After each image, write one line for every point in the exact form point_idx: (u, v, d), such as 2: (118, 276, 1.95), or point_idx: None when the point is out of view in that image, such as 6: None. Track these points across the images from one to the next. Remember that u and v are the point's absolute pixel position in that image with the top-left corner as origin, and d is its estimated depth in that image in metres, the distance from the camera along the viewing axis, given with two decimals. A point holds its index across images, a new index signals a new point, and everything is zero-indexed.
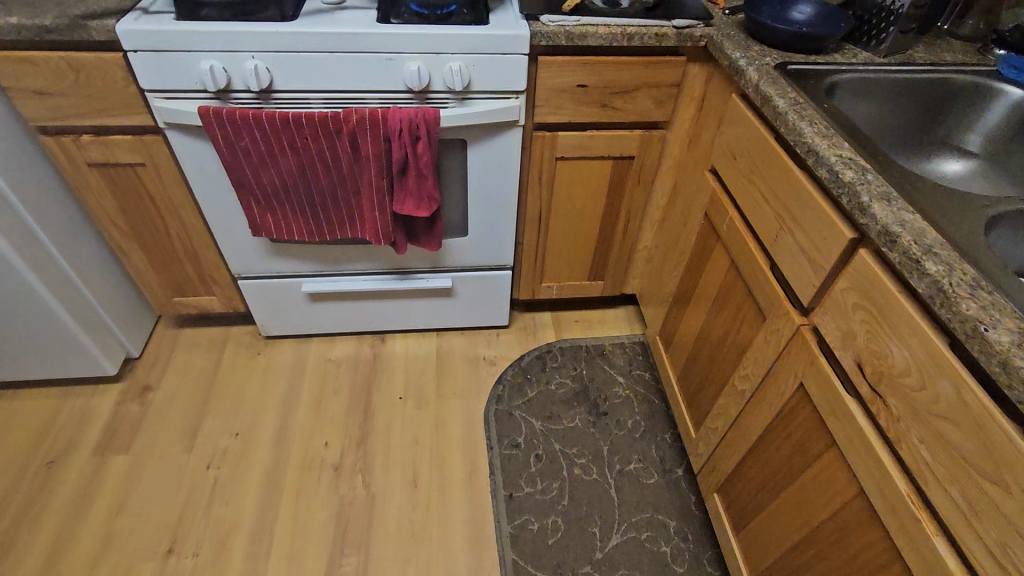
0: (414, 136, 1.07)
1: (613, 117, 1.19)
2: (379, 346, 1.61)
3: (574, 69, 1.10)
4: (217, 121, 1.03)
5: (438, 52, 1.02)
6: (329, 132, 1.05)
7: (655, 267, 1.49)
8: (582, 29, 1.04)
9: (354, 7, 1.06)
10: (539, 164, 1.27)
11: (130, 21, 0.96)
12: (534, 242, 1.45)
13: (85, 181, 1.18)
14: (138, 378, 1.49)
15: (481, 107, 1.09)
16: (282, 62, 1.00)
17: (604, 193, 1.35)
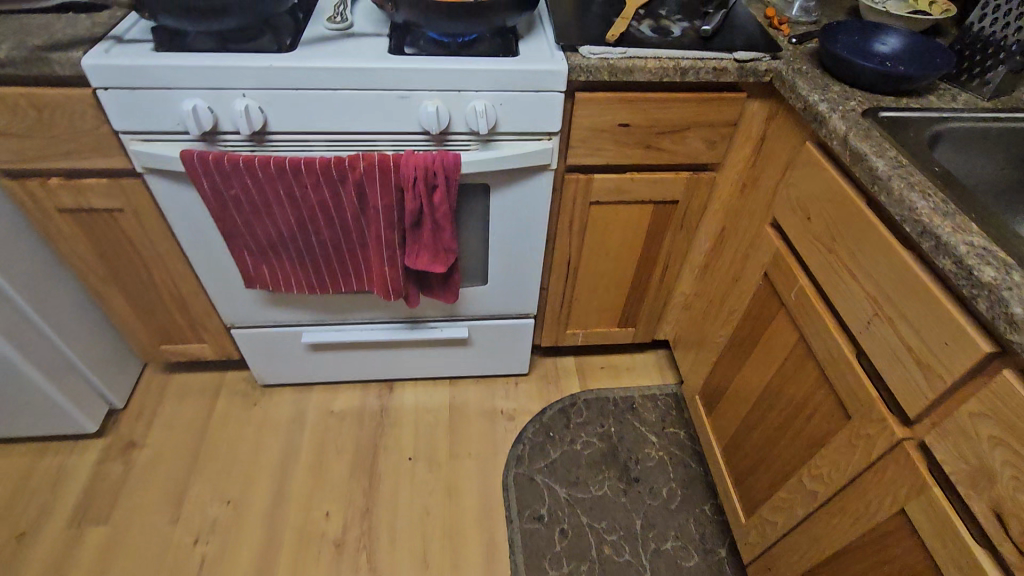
0: (431, 184, 0.92)
1: (658, 158, 1.04)
2: (386, 396, 1.47)
3: (616, 107, 0.95)
4: (203, 168, 0.89)
5: (460, 90, 0.87)
6: (333, 181, 0.91)
7: (695, 317, 1.34)
8: (629, 63, 0.89)
9: (364, 35, 0.91)
10: (571, 209, 1.12)
11: (99, 53, 0.81)
12: (560, 289, 1.31)
13: (56, 228, 1.04)
14: (122, 433, 1.36)
15: (508, 150, 0.94)
16: (277, 100, 0.85)
17: (641, 239, 1.20)
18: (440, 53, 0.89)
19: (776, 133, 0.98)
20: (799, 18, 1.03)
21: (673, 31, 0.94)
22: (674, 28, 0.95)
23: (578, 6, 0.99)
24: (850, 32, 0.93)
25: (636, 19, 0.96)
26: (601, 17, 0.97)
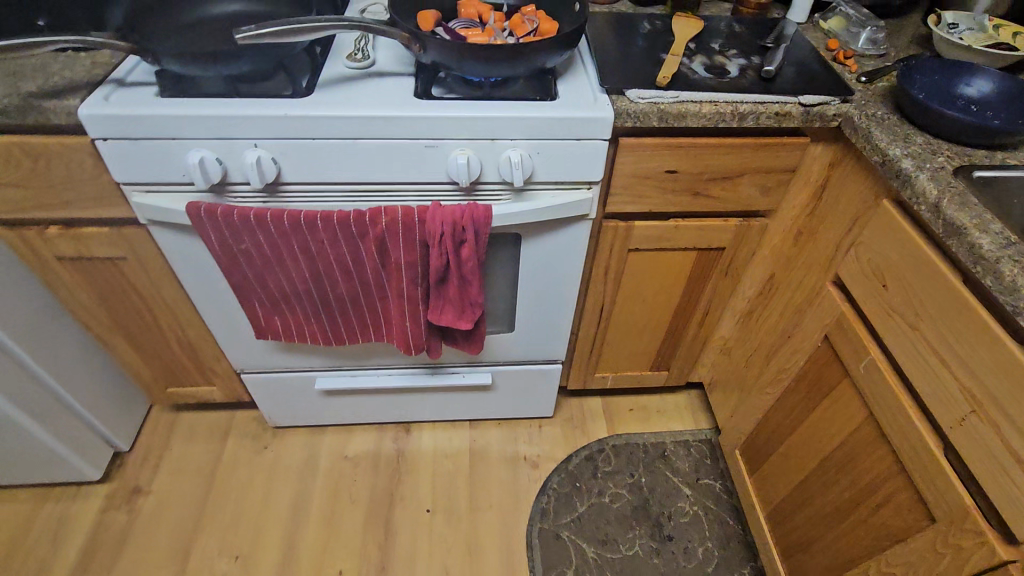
0: (459, 238, 0.84)
1: (706, 205, 0.95)
2: (403, 439, 1.40)
3: (664, 154, 0.86)
4: (210, 222, 0.81)
5: (494, 139, 0.78)
6: (352, 236, 0.83)
7: (735, 364, 1.24)
8: (682, 108, 0.80)
9: (388, 75, 0.83)
10: (606, 256, 1.03)
11: (98, 101, 0.74)
12: (590, 334, 1.22)
13: (56, 276, 0.97)
14: (128, 477, 1.30)
15: (544, 202, 0.85)
16: (292, 150, 0.77)
17: (681, 285, 1.11)
18: (471, 96, 0.80)
19: (841, 181, 0.88)
20: (867, 51, 0.93)
21: (729, 69, 0.85)
22: (730, 66, 0.85)
23: (622, 41, 0.90)
24: (929, 72, 0.83)
25: (687, 55, 0.87)
26: (648, 53, 0.87)
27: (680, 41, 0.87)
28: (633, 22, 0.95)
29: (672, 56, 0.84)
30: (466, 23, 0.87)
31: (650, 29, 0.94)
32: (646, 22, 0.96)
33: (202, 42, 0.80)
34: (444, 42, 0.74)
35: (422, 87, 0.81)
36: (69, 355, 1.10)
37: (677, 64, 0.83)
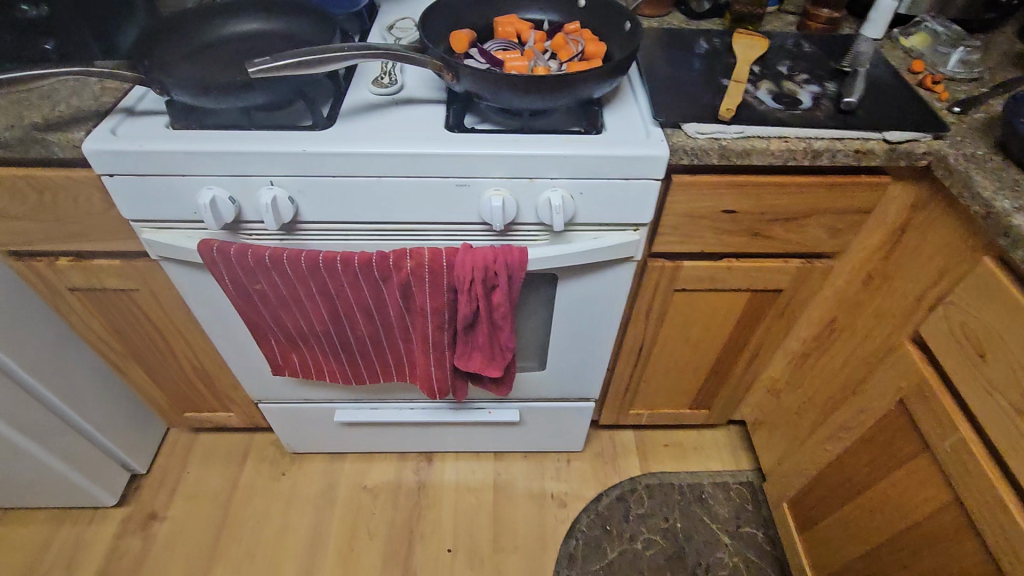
0: (490, 284, 0.77)
1: (764, 247, 0.85)
2: (425, 470, 1.34)
3: (722, 193, 0.76)
4: (222, 262, 0.75)
5: (532, 178, 0.70)
6: (375, 280, 0.76)
7: (784, 409, 1.14)
8: (747, 144, 0.70)
9: (417, 104, 0.76)
10: (649, 296, 0.94)
11: (104, 134, 0.68)
12: (626, 372, 1.14)
13: (68, 306, 0.93)
14: (144, 501, 1.27)
15: (586, 245, 0.77)
16: (312, 188, 0.71)
17: (729, 326, 1.02)
18: (507, 130, 0.72)
19: (923, 228, 0.77)
20: (957, 74, 0.82)
21: (800, 99, 0.75)
22: (802, 94, 0.75)
23: (676, 63, 0.81)
24: None
25: (751, 81, 0.77)
26: (706, 78, 0.78)
27: (742, 66, 0.78)
28: (688, 41, 0.86)
29: (734, 83, 0.75)
30: (503, 45, 0.79)
31: (707, 49, 0.84)
32: (702, 40, 0.86)
33: (217, 68, 0.74)
34: (479, 72, 0.66)
35: (454, 119, 0.73)
36: (84, 382, 1.07)
37: (741, 92, 0.74)
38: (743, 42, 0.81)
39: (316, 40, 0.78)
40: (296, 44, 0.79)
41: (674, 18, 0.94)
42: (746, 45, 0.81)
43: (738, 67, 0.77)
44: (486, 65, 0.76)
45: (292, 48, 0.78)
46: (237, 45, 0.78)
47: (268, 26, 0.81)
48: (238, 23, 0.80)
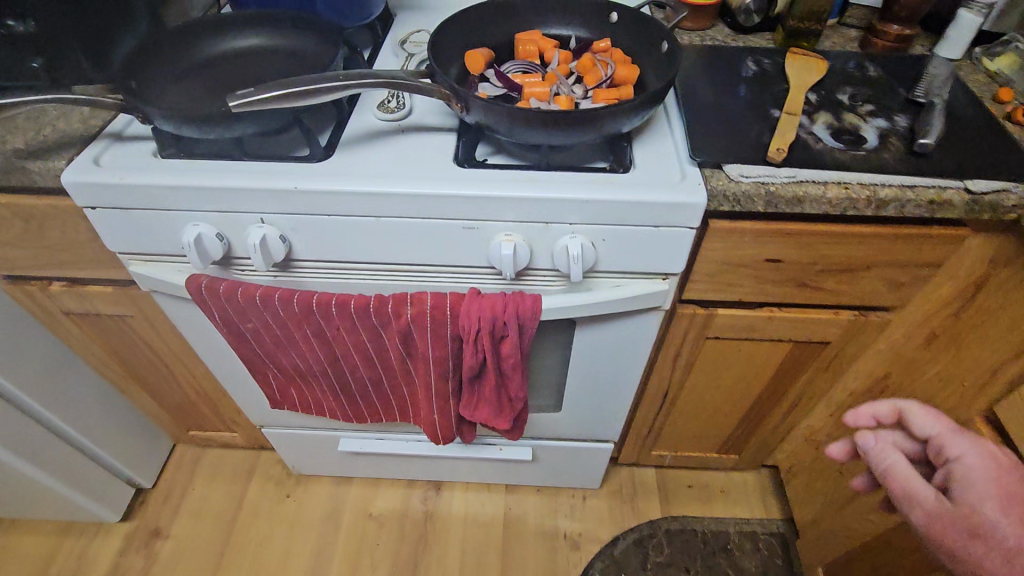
0: (498, 334, 0.69)
1: (812, 298, 0.75)
2: (433, 499, 1.28)
3: (766, 241, 0.67)
4: (212, 300, 0.70)
5: (548, 223, 0.62)
6: (373, 325, 0.70)
7: (825, 463, 1.04)
8: (800, 190, 0.60)
9: (425, 132, 0.69)
10: (678, 343, 0.85)
11: (85, 164, 0.63)
12: (649, 414, 1.05)
13: (65, 328, 0.90)
14: (148, 517, 1.25)
15: (607, 295, 0.68)
16: (306, 226, 0.64)
17: (766, 375, 0.92)
18: (523, 166, 0.64)
19: None
20: None
21: (864, 136, 0.64)
22: (866, 130, 0.65)
23: (719, 88, 0.71)
24: None
25: (806, 113, 0.67)
26: (754, 107, 0.68)
27: (795, 95, 0.68)
28: (734, 61, 0.76)
29: (787, 116, 0.65)
30: (523, 66, 0.70)
31: (755, 71, 0.74)
32: (750, 61, 0.76)
33: (210, 90, 0.68)
34: (491, 104, 0.58)
35: (463, 152, 0.66)
36: (86, 401, 1.04)
37: (794, 127, 0.64)
38: (798, 64, 0.72)
39: (319, 58, 0.72)
40: (298, 63, 0.72)
41: (719, 32, 0.84)
42: (801, 68, 0.72)
43: (792, 97, 0.67)
44: (503, 90, 0.68)
45: (293, 68, 0.72)
46: (234, 63, 0.72)
47: (270, 41, 0.74)
48: (238, 39, 0.74)
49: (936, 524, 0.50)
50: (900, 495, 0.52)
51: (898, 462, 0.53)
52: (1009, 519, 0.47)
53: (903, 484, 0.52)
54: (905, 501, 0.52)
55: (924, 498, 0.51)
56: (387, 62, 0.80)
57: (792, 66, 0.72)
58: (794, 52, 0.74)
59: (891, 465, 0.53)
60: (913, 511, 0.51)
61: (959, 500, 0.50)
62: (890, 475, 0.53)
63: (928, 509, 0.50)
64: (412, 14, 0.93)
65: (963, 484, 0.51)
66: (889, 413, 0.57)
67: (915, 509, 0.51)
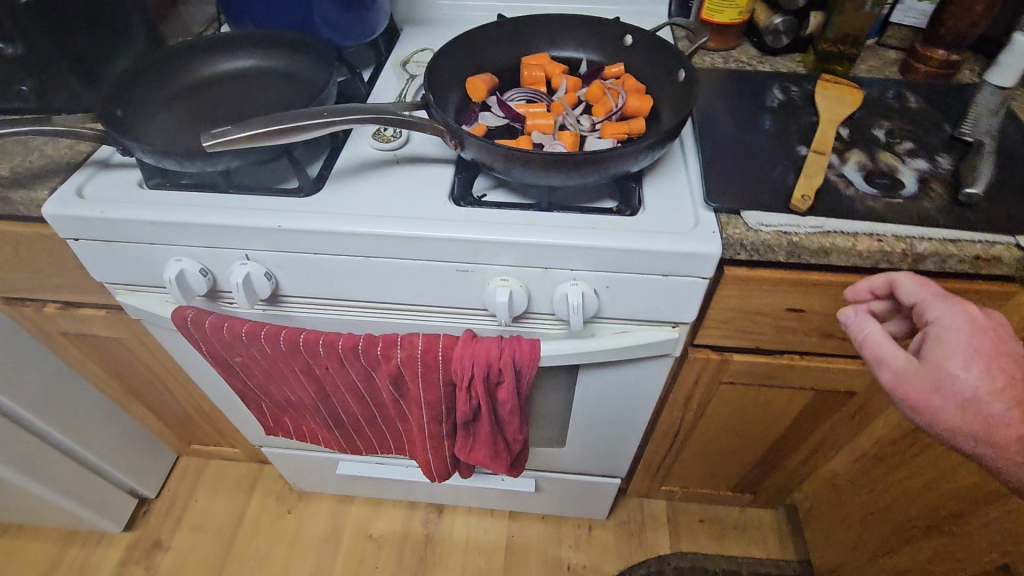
0: (493, 380, 0.65)
1: (837, 348, 0.69)
2: (434, 522, 1.26)
3: (787, 292, 0.61)
4: (198, 334, 0.68)
5: (547, 269, 0.58)
6: (363, 366, 0.66)
7: (848, 511, 0.98)
8: (827, 241, 0.54)
9: (421, 164, 0.65)
10: (689, 386, 0.80)
11: (68, 195, 0.60)
12: (659, 452, 1.00)
13: (63, 347, 0.89)
14: (150, 528, 1.25)
15: (611, 343, 0.64)
16: (293, 264, 0.61)
17: (785, 420, 0.86)
18: (522, 206, 0.59)
19: None
20: None
21: (901, 180, 0.58)
22: (904, 173, 0.59)
23: (741, 119, 0.65)
24: None
25: (836, 151, 0.61)
26: (779, 142, 0.62)
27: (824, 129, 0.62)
28: (759, 88, 0.70)
29: (815, 155, 0.59)
30: (527, 94, 0.65)
31: (782, 100, 0.68)
32: (776, 89, 0.70)
33: (200, 118, 0.65)
34: (489, 144, 0.53)
35: (459, 188, 0.61)
36: (86, 417, 1.03)
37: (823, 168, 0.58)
38: (829, 92, 0.66)
39: (314, 83, 0.68)
40: (293, 87, 0.69)
41: (744, 53, 0.78)
42: (832, 97, 0.66)
43: (821, 133, 0.61)
44: (505, 120, 0.64)
45: (287, 93, 0.68)
46: (229, 88, 0.69)
47: (266, 64, 0.71)
48: (233, 60, 0.71)
49: (903, 387, 0.44)
50: (873, 364, 0.46)
51: (875, 331, 0.46)
52: (973, 371, 0.42)
53: (876, 352, 0.46)
54: (876, 366, 0.46)
55: (895, 361, 0.44)
56: (388, 83, 0.76)
57: (823, 94, 0.66)
58: (826, 79, 0.68)
59: (865, 336, 0.46)
60: (881, 374, 0.45)
61: (934, 358, 0.43)
62: (864, 345, 0.46)
63: (895, 369, 0.44)
64: (418, 29, 0.88)
65: (934, 340, 0.44)
66: (883, 286, 0.50)
67: (882, 371, 0.45)
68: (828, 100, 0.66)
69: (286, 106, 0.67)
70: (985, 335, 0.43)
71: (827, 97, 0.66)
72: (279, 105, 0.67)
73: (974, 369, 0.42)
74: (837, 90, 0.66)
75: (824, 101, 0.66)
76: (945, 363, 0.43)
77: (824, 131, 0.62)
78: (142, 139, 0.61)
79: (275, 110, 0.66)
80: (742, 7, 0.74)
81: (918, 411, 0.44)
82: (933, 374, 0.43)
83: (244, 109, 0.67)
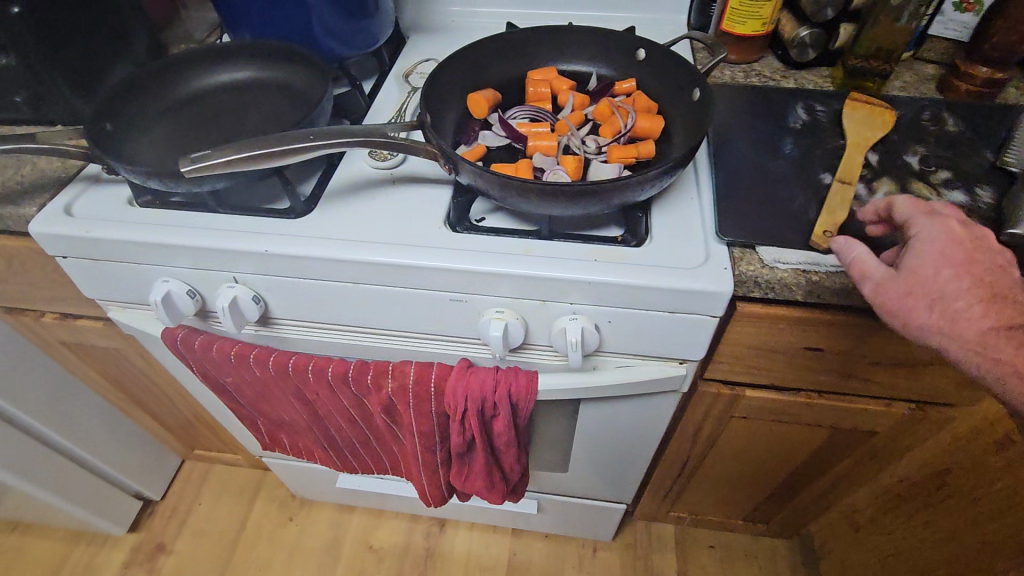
0: (488, 413, 0.62)
1: (859, 388, 0.64)
2: (436, 536, 1.23)
3: (805, 331, 0.57)
4: (188, 355, 0.66)
5: (545, 302, 0.54)
6: (353, 393, 0.64)
7: (867, 549, 0.92)
8: (850, 282, 0.50)
9: (417, 184, 0.62)
10: (699, 420, 0.76)
11: (56, 212, 0.59)
12: (667, 480, 0.96)
13: (63, 356, 0.88)
14: (154, 530, 1.25)
15: (613, 379, 0.60)
16: (281, 288, 0.59)
17: (801, 455, 0.81)
18: (521, 233, 0.56)
19: None
20: None
21: None
22: None
23: (760, 142, 0.61)
24: None
25: (863, 179, 0.56)
26: (801, 169, 0.57)
27: (849, 157, 0.57)
28: (781, 107, 0.65)
29: (841, 185, 0.54)
30: (531, 111, 0.62)
31: (805, 121, 0.63)
32: (800, 108, 0.65)
33: (192, 133, 0.63)
34: (486, 171, 0.50)
35: (455, 212, 0.58)
36: (90, 422, 1.03)
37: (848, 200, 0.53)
38: (858, 113, 0.61)
39: (310, 96, 0.65)
40: (289, 100, 0.66)
41: (768, 66, 0.73)
42: (862, 119, 0.61)
43: (846, 160, 0.56)
44: (506, 140, 0.60)
45: (283, 106, 0.66)
46: (224, 100, 0.67)
47: (263, 75, 0.69)
48: (230, 71, 0.69)
49: (884, 296, 0.43)
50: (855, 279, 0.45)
51: (863, 247, 0.45)
52: (954, 277, 0.42)
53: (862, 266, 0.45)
54: (857, 281, 0.45)
55: (876, 272, 0.44)
56: (390, 95, 0.73)
57: (851, 116, 0.61)
58: (856, 98, 0.63)
59: (854, 252, 0.45)
60: (862, 286, 0.45)
61: (918, 267, 0.43)
62: (846, 262, 0.46)
63: (875, 280, 0.44)
64: (425, 37, 0.85)
65: (915, 252, 0.44)
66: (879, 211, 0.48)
67: (862, 284, 0.45)
68: (856, 122, 0.61)
69: (281, 121, 0.64)
70: (963, 245, 0.43)
71: (855, 118, 0.61)
72: (274, 119, 0.65)
73: (944, 277, 0.42)
74: (867, 111, 0.61)
75: (851, 123, 0.61)
76: (919, 271, 0.43)
77: (849, 159, 0.57)
78: (132, 156, 0.60)
79: (269, 125, 0.64)
80: (767, 17, 0.70)
81: (896, 320, 0.43)
82: (909, 282, 0.43)
83: (238, 124, 0.64)
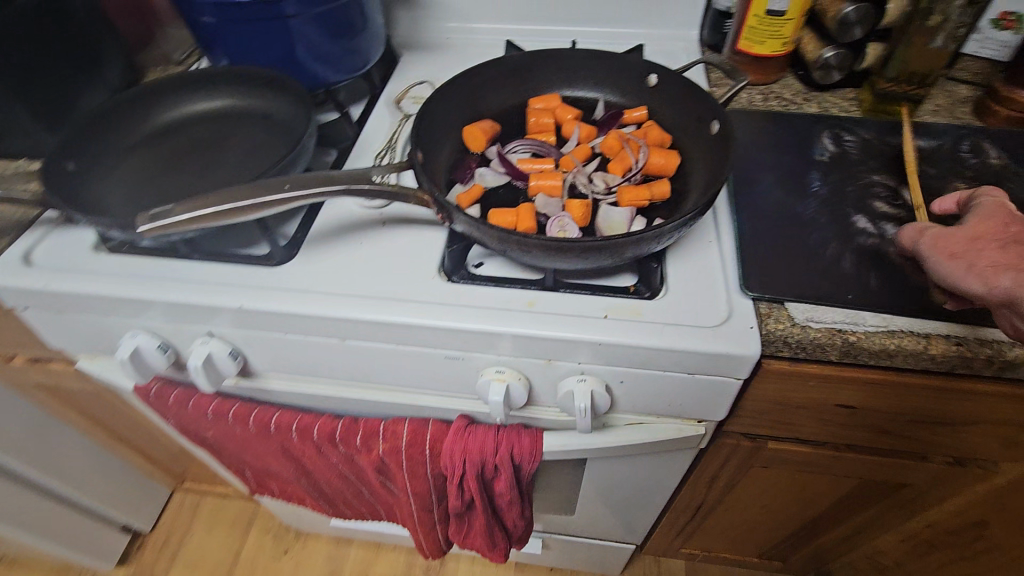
0: (488, 475, 0.57)
1: (891, 444, 0.59)
2: (436, 570, 1.18)
3: (838, 390, 0.51)
4: (164, 409, 0.61)
5: (550, 360, 0.49)
6: (341, 452, 0.59)
7: None
8: (892, 344, 0.44)
9: (409, 226, 0.56)
10: (716, 470, 0.70)
11: (13, 260, 0.54)
12: (679, 523, 0.90)
13: (37, 397, 0.83)
14: (143, 565, 1.20)
15: (624, 440, 0.55)
16: (262, 342, 0.54)
17: (823, 502, 0.76)
18: (523, 283, 0.51)
19: None
20: None
21: None
22: None
23: (784, 178, 0.56)
24: None
25: (900, 222, 0.51)
26: (830, 210, 0.52)
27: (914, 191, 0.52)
28: (804, 137, 0.60)
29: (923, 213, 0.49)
30: (532, 145, 0.57)
31: (833, 152, 0.58)
32: (826, 138, 0.60)
33: (165, 170, 0.58)
34: (484, 223, 0.46)
35: (451, 259, 0.53)
36: (74, 460, 0.98)
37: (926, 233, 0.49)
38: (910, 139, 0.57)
39: (291, 127, 0.60)
40: (271, 131, 0.61)
41: (787, 87, 0.68)
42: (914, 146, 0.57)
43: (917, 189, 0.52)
44: (506, 178, 0.55)
45: (263, 138, 0.60)
46: (200, 132, 0.62)
47: (242, 103, 0.63)
48: (207, 101, 0.64)
49: (944, 244, 0.43)
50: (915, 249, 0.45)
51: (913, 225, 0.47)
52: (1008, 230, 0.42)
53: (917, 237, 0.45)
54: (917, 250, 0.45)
55: (931, 232, 0.45)
56: (380, 122, 0.67)
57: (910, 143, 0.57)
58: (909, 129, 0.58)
59: (908, 228, 0.46)
60: (921, 248, 0.45)
61: (973, 224, 0.43)
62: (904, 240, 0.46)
63: (931, 237, 0.44)
64: (420, 54, 0.80)
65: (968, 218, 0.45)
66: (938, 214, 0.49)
67: (919, 244, 0.45)
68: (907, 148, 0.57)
69: (261, 155, 0.59)
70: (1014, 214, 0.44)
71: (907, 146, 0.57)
72: (253, 153, 0.59)
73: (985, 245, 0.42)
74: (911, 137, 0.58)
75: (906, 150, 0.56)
76: (970, 228, 0.43)
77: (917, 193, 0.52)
78: (97, 198, 0.54)
79: (249, 160, 0.59)
80: (788, 37, 0.64)
81: (958, 263, 0.42)
82: (963, 233, 0.43)
83: (214, 160, 0.59)
